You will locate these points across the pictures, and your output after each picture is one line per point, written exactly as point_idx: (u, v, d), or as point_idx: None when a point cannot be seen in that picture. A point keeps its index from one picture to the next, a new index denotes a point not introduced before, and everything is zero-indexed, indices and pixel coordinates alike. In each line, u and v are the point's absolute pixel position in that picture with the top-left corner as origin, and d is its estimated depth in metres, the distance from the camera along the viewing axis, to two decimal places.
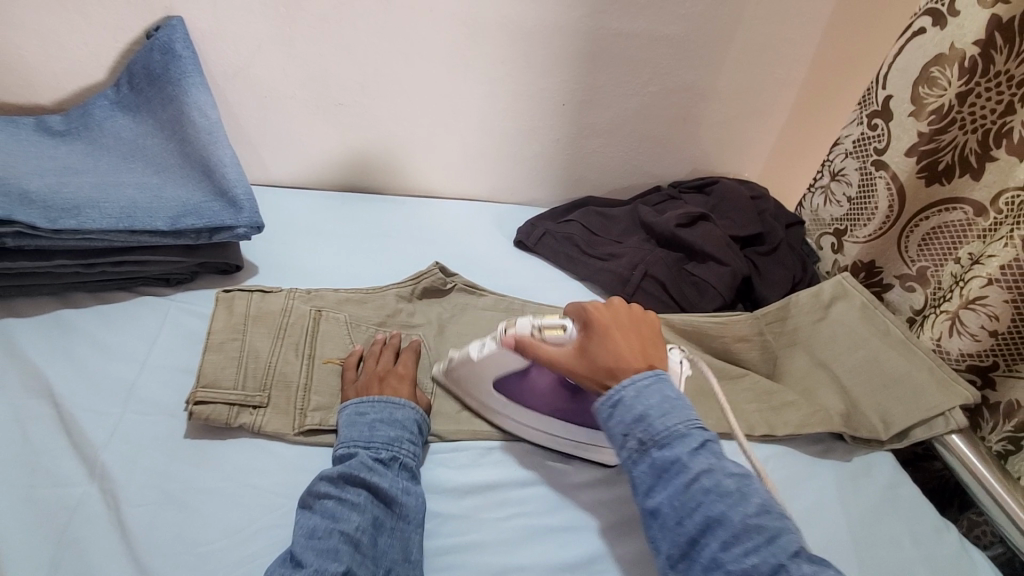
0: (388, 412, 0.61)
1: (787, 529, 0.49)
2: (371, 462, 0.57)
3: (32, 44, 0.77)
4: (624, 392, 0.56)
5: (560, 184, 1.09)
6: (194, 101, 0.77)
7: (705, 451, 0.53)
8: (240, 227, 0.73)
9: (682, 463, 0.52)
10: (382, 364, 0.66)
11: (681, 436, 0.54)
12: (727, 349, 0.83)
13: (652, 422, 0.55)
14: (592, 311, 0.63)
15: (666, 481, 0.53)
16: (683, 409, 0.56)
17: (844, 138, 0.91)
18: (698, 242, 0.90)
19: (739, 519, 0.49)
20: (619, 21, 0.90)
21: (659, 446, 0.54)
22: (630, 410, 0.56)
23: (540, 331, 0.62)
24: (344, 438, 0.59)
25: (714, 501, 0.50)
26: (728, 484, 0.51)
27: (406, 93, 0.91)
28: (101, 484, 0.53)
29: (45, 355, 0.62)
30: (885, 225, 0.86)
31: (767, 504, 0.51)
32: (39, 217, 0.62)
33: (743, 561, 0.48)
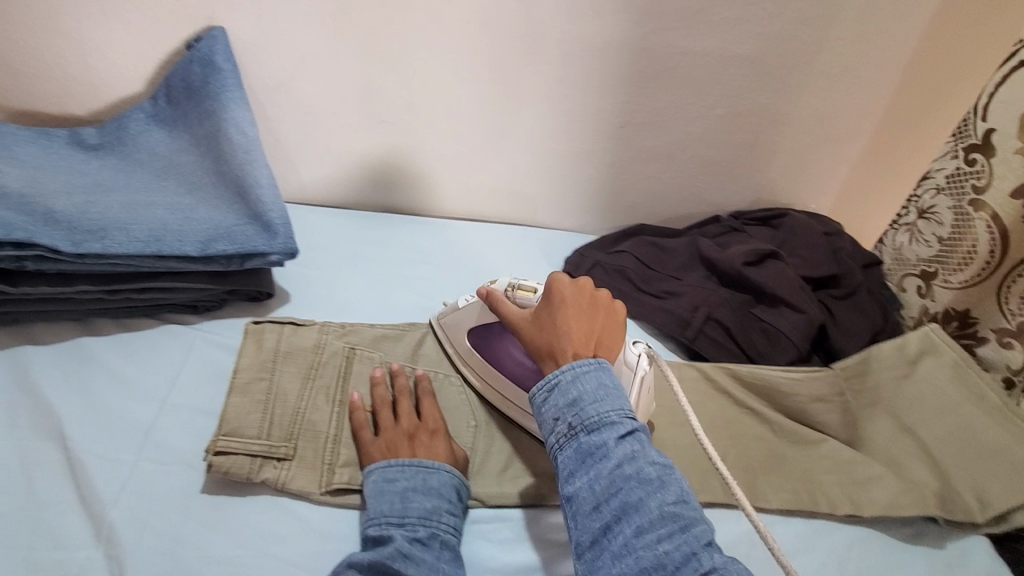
0: (422, 479, 0.54)
1: (703, 520, 0.45)
2: (406, 547, 0.49)
3: (70, 53, 0.74)
4: (561, 376, 0.53)
5: (611, 211, 1.02)
6: (232, 117, 0.72)
7: (631, 440, 0.50)
8: (273, 254, 0.68)
9: (607, 448, 0.49)
10: (404, 418, 0.60)
11: (611, 423, 0.50)
12: (802, 409, 0.73)
13: (584, 407, 0.51)
14: (553, 283, 0.60)
15: (589, 466, 0.49)
16: (617, 397, 0.52)
17: (935, 173, 0.83)
18: (768, 284, 0.81)
19: (655, 506, 0.45)
20: (689, 40, 0.82)
21: (588, 430, 0.50)
22: (565, 395, 0.52)
23: (515, 291, 0.64)
24: (373, 514, 0.52)
25: (634, 486, 0.46)
26: (650, 470, 0.47)
27: (453, 112, 0.85)
28: (107, 548, 0.47)
29: (60, 390, 0.57)
30: (984, 269, 0.77)
31: (685, 497, 0.47)
32: (63, 240, 0.58)
33: (656, 548, 0.43)
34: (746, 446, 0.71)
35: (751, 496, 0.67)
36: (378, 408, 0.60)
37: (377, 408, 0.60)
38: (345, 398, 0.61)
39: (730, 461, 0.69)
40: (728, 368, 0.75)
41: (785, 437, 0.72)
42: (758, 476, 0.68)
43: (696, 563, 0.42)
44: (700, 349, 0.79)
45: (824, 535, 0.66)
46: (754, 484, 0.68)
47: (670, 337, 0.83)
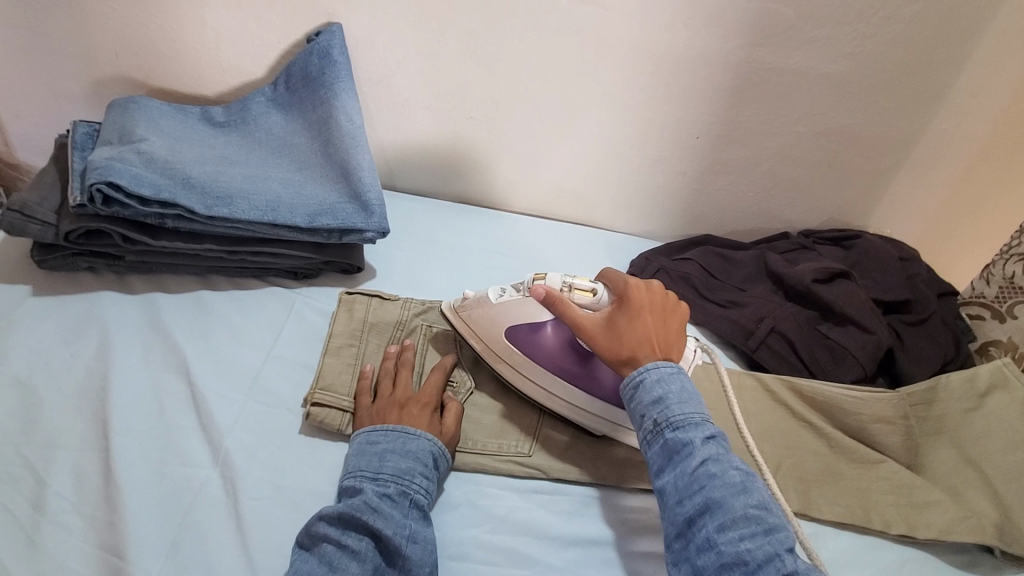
0: (401, 442, 0.57)
1: (784, 525, 0.49)
2: (374, 500, 0.52)
3: (207, 41, 0.83)
4: (646, 375, 0.57)
5: (678, 219, 1.04)
6: (342, 105, 0.79)
7: (715, 443, 0.54)
8: (369, 231, 0.75)
9: (692, 446, 0.53)
10: (399, 387, 0.62)
11: (696, 424, 0.54)
12: (863, 428, 0.73)
13: (669, 407, 0.55)
14: (632, 289, 0.62)
15: (675, 462, 0.53)
16: (700, 402, 0.56)
17: None
18: (837, 302, 0.82)
19: (739, 506, 0.49)
20: (776, 56, 0.84)
21: (673, 428, 0.54)
22: (650, 393, 0.56)
23: (570, 291, 0.63)
24: (351, 469, 0.55)
25: (718, 486, 0.50)
26: (734, 474, 0.51)
27: (537, 113, 0.90)
28: (223, 469, 0.54)
29: (185, 333, 0.65)
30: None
31: (767, 501, 0.51)
32: (197, 203, 0.66)
33: (738, 544, 0.47)
34: (802, 457, 0.72)
35: (804, 505, 0.68)
36: (381, 377, 0.64)
37: (381, 377, 0.64)
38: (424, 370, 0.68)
39: (785, 470, 0.70)
40: (789, 382, 0.77)
41: (842, 453, 0.72)
42: (812, 487, 0.69)
43: (778, 563, 0.46)
44: (761, 360, 0.81)
45: (874, 551, 0.66)
46: (807, 493, 0.69)
47: (730, 345, 0.85)
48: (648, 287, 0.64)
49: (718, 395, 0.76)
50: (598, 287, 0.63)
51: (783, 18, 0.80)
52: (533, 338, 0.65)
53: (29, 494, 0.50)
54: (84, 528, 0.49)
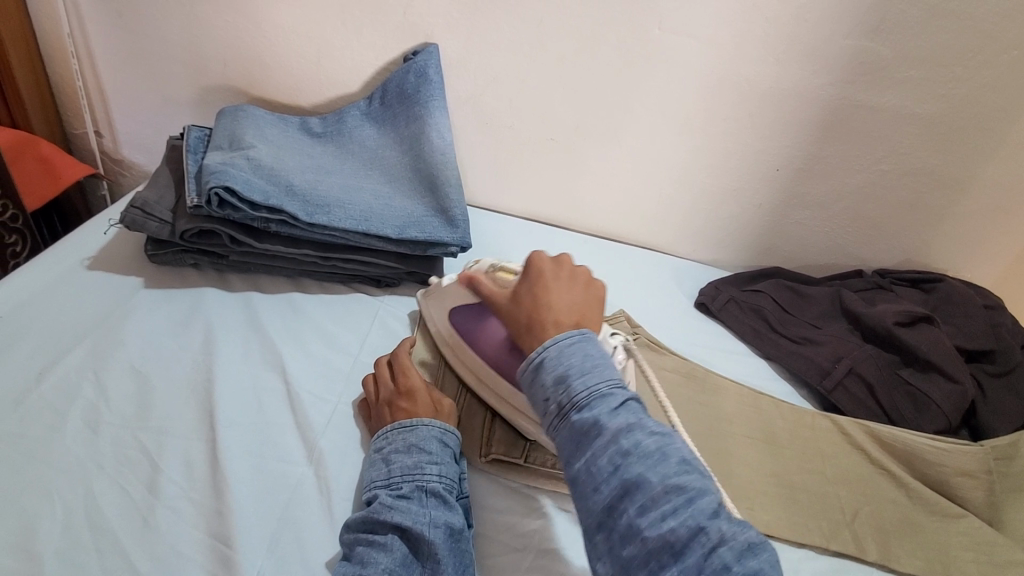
0: (400, 440, 0.56)
1: (709, 488, 0.43)
2: (388, 499, 0.52)
3: (310, 56, 0.88)
4: (546, 353, 0.50)
5: (749, 250, 1.03)
6: (434, 123, 0.82)
7: (625, 410, 0.46)
8: (452, 245, 0.77)
9: (600, 424, 0.45)
10: (385, 385, 0.62)
11: (602, 395, 0.47)
12: (944, 480, 0.71)
13: (572, 383, 0.48)
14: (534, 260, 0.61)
15: (584, 446, 0.45)
16: (605, 367, 0.49)
17: None
18: (920, 347, 0.79)
19: (658, 481, 0.42)
20: (868, 94, 0.83)
21: (578, 408, 0.47)
22: (551, 372, 0.49)
23: (495, 271, 0.67)
24: (366, 481, 0.55)
25: (633, 463, 0.43)
26: (648, 443, 0.44)
27: (618, 137, 0.91)
28: (316, 467, 0.57)
29: (280, 333, 0.69)
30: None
31: (687, 461, 0.44)
32: (300, 210, 0.70)
33: (661, 525, 0.41)
34: (879, 505, 0.70)
35: (881, 555, 0.65)
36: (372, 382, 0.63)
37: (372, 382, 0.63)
38: None
39: (862, 517, 0.68)
40: (865, 426, 0.75)
41: (922, 505, 0.70)
42: (890, 537, 0.67)
43: (705, 538, 0.39)
44: (837, 402, 0.79)
45: None
46: (885, 543, 0.66)
47: (803, 383, 0.84)
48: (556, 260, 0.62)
49: (791, 433, 0.75)
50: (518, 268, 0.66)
51: (881, 57, 0.79)
52: (473, 333, 0.68)
53: (144, 476, 0.53)
54: (192, 513, 0.52)
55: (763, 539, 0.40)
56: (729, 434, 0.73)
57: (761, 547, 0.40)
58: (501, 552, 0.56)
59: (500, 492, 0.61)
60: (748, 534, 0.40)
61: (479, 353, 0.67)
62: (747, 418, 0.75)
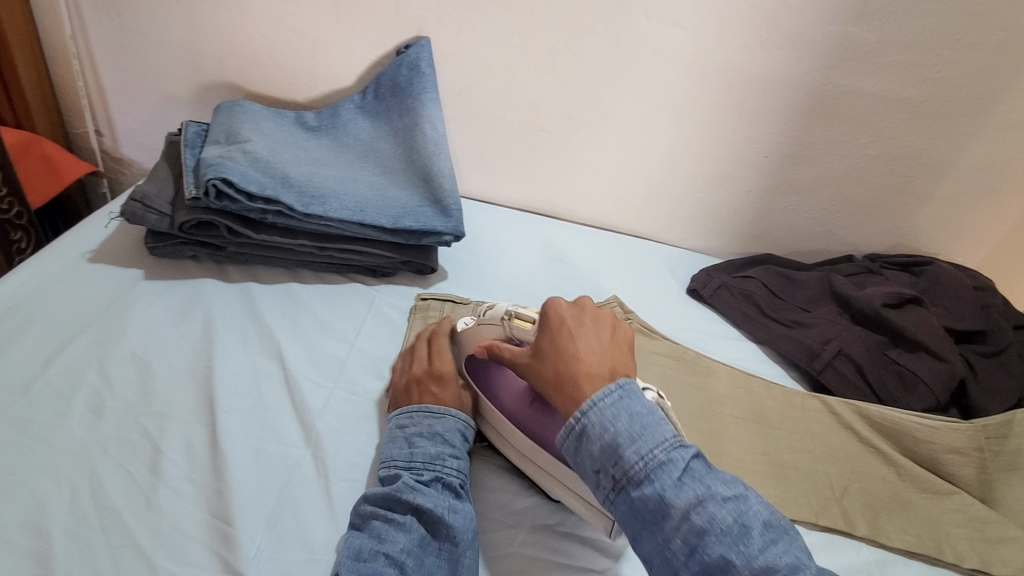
0: (427, 426, 0.58)
1: (798, 560, 0.43)
2: (411, 481, 0.53)
3: (304, 51, 0.89)
4: (587, 421, 0.50)
5: (741, 237, 1.04)
6: (427, 115, 0.84)
7: (689, 479, 0.47)
8: (446, 234, 0.79)
9: (666, 503, 0.46)
10: (415, 368, 0.64)
11: (660, 467, 0.47)
12: (932, 457, 0.72)
13: (624, 454, 0.48)
14: (551, 309, 0.58)
15: (655, 527, 0.46)
16: (656, 431, 0.49)
17: None
18: (908, 328, 0.81)
19: (742, 562, 0.42)
20: (853, 79, 0.84)
21: (638, 483, 0.47)
22: (600, 444, 0.50)
23: (511, 321, 0.60)
24: (385, 457, 0.57)
25: (711, 542, 0.43)
26: (723, 517, 0.44)
27: (609, 126, 0.93)
28: (313, 449, 0.58)
29: (278, 322, 0.70)
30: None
31: (765, 526, 0.44)
32: (296, 201, 0.71)
33: None
34: (869, 482, 0.71)
35: (870, 530, 0.66)
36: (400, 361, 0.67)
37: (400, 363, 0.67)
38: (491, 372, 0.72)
39: (851, 494, 0.69)
40: (855, 406, 0.76)
41: (911, 482, 0.71)
42: (880, 513, 0.68)
43: None
44: (826, 383, 0.80)
45: None
46: (875, 518, 0.67)
47: (793, 366, 0.85)
48: (575, 304, 0.59)
49: (782, 414, 0.76)
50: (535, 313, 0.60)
51: (865, 42, 0.81)
52: (494, 385, 0.64)
53: (147, 459, 0.55)
54: (194, 493, 0.53)
55: None
56: (720, 416, 0.75)
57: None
58: (495, 529, 0.58)
59: (494, 472, 0.63)
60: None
61: (495, 403, 0.62)
62: (737, 400, 0.77)
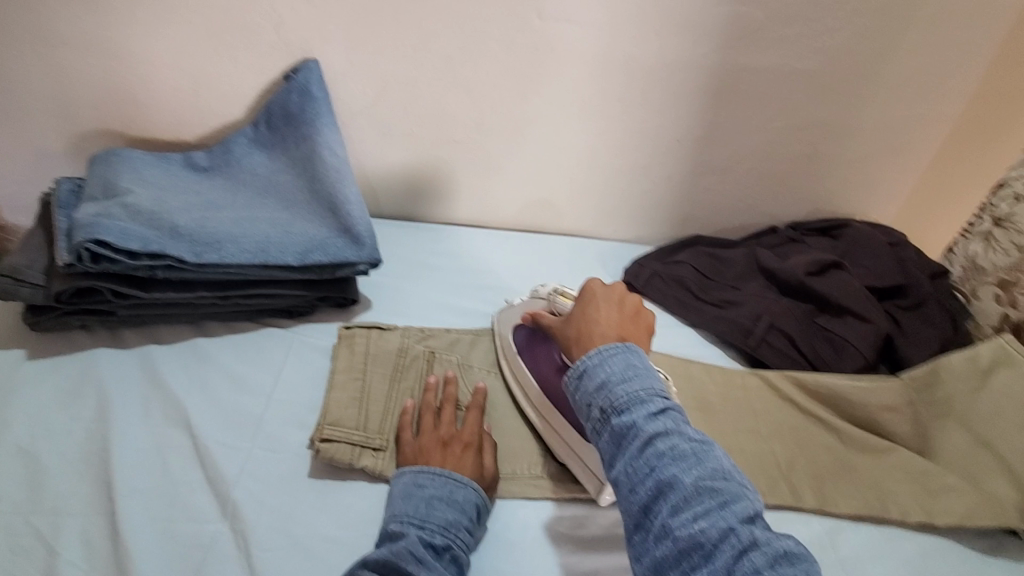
0: (449, 491, 0.56)
1: (746, 496, 0.46)
2: (418, 550, 0.51)
3: (186, 87, 0.83)
4: (589, 360, 0.54)
5: (668, 223, 1.04)
6: (325, 140, 0.80)
7: (664, 418, 0.50)
8: (361, 263, 0.75)
9: (637, 428, 0.49)
10: (444, 421, 0.63)
11: (641, 401, 0.51)
12: (869, 417, 0.73)
13: (613, 389, 0.52)
14: (587, 283, 0.65)
15: (624, 448, 0.49)
16: (647, 377, 0.52)
17: (1014, 180, 0.82)
18: (831, 294, 0.83)
19: (691, 482, 0.46)
20: (749, 56, 0.85)
21: (618, 412, 0.51)
22: (593, 380, 0.53)
23: (556, 296, 0.70)
24: (398, 513, 0.54)
25: (669, 465, 0.47)
26: (685, 448, 0.48)
27: (520, 130, 0.91)
28: (232, 522, 0.54)
29: (183, 385, 0.65)
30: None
31: (726, 471, 0.47)
32: (187, 252, 0.66)
33: (693, 525, 0.44)
34: (813, 453, 0.71)
35: (819, 501, 0.67)
36: (423, 413, 0.64)
37: (421, 412, 0.64)
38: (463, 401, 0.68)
39: (797, 467, 0.69)
40: (792, 376, 0.77)
41: (852, 445, 0.72)
42: (826, 482, 0.68)
43: (734, 540, 0.43)
44: (762, 357, 0.81)
45: (895, 542, 0.65)
46: (822, 488, 0.68)
47: (730, 345, 0.86)
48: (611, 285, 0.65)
49: (724, 396, 0.76)
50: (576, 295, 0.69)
51: (754, 20, 0.82)
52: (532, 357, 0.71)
53: (40, 565, 0.50)
54: None
55: (792, 542, 0.44)
56: None
57: (792, 552, 0.42)
58: None
59: None
60: (779, 538, 0.43)
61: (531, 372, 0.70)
62: (679, 388, 0.76)
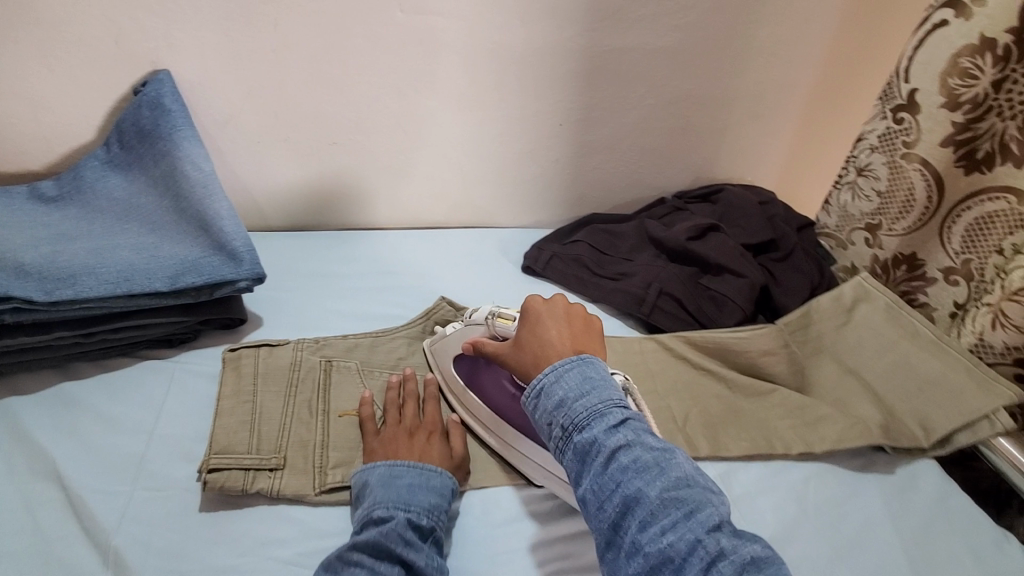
0: (426, 477, 0.59)
1: (709, 502, 0.46)
2: (407, 533, 0.53)
3: (22, 112, 0.76)
4: (545, 378, 0.54)
5: (564, 204, 1.07)
6: (187, 154, 0.75)
7: (624, 429, 0.50)
8: (241, 281, 0.71)
9: (599, 444, 0.49)
10: (405, 418, 0.65)
11: (600, 415, 0.51)
12: (752, 363, 0.80)
13: (571, 406, 0.52)
14: (527, 306, 0.63)
15: (589, 466, 0.50)
16: (603, 389, 0.53)
17: (867, 134, 0.89)
18: (710, 255, 0.89)
19: (656, 495, 0.46)
20: (613, 38, 0.89)
21: (579, 428, 0.51)
22: (551, 397, 0.53)
23: (494, 319, 0.67)
24: (380, 499, 0.56)
25: (632, 478, 0.47)
26: (648, 459, 0.48)
27: (402, 127, 0.90)
28: (115, 572, 0.51)
29: (50, 436, 0.60)
30: (926, 213, 0.83)
31: (689, 478, 0.48)
32: (35, 290, 0.60)
33: (661, 539, 0.45)
34: (706, 404, 0.76)
35: (712, 448, 0.71)
36: (386, 407, 0.66)
37: (385, 407, 0.66)
38: None
39: (692, 420, 0.74)
40: (683, 336, 0.81)
41: (739, 392, 0.78)
42: (718, 429, 0.73)
43: (702, 551, 0.43)
44: (656, 322, 0.86)
45: (782, 473, 0.71)
46: (715, 435, 0.73)
47: (628, 315, 0.90)
48: (549, 300, 0.64)
49: (625, 364, 0.79)
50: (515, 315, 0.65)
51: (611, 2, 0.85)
52: (480, 381, 0.70)
53: None
54: None
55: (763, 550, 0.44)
56: None
57: (759, 557, 0.43)
58: None
59: (341, 521, 0.58)
60: (747, 545, 0.44)
61: (483, 401, 0.69)
62: None
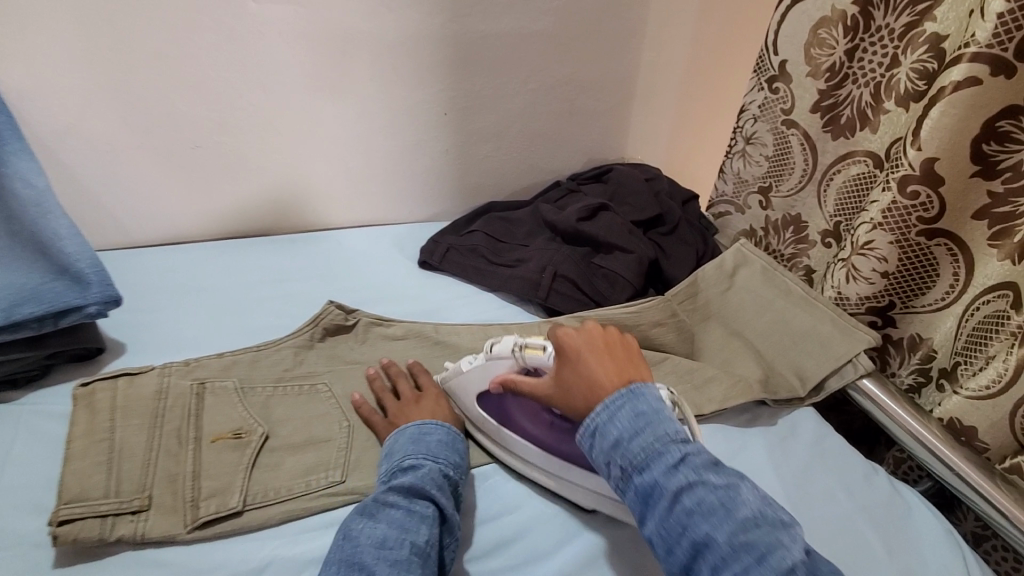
0: (450, 441, 0.63)
1: (783, 543, 0.44)
2: (438, 479, 0.57)
3: None
4: (597, 418, 0.54)
5: (459, 194, 1.05)
6: (15, 170, 0.66)
7: (685, 468, 0.49)
8: (91, 306, 0.64)
9: (660, 484, 0.49)
10: (404, 395, 0.68)
11: (658, 455, 0.50)
12: (647, 335, 0.82)
13: (627, 446, 0.51)
14: (563, 337, 0.60)
15: (652, 507, 0.49)
16: (655, 424, 0.52)
17: (748, 106, 0.93)
18: (598, 234, 0.90)
19: (725, 539, 0.45)
20: (485, 23, 0.88)
21: (638, 470, 0.50)
22: (606, 437, 0.53)
23: (522, 352, 0.63)
24: (412, 451, 0.59)
25: (699, 522, 0.46)
26: (712, 500, 0.47)
27: (271, 126, 0.84)
28: None
29: None
30: (805, 175, 0.88)
31: (756, 516, 0.46)
32: None
33: None
34: None
35: None
36: (380, 394, 0.68)
37: (378, 395, 0.68)
38: (239, 428, 0.62)
39: None
40: (580, 317, 0.82)
41: None
42: None
43: None
44: (553, 306, 0.86)
45: None
46: None
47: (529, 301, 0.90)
48: (583, 328, 0.61)
49: None
50: (547, 346, 0.62)
51: None
52: (508, 413, 0.66)
53: None
54: None
55: None
56: None
57: None
58: None
59: (222, 552, 0.54)
60: None
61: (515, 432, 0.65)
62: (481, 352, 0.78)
